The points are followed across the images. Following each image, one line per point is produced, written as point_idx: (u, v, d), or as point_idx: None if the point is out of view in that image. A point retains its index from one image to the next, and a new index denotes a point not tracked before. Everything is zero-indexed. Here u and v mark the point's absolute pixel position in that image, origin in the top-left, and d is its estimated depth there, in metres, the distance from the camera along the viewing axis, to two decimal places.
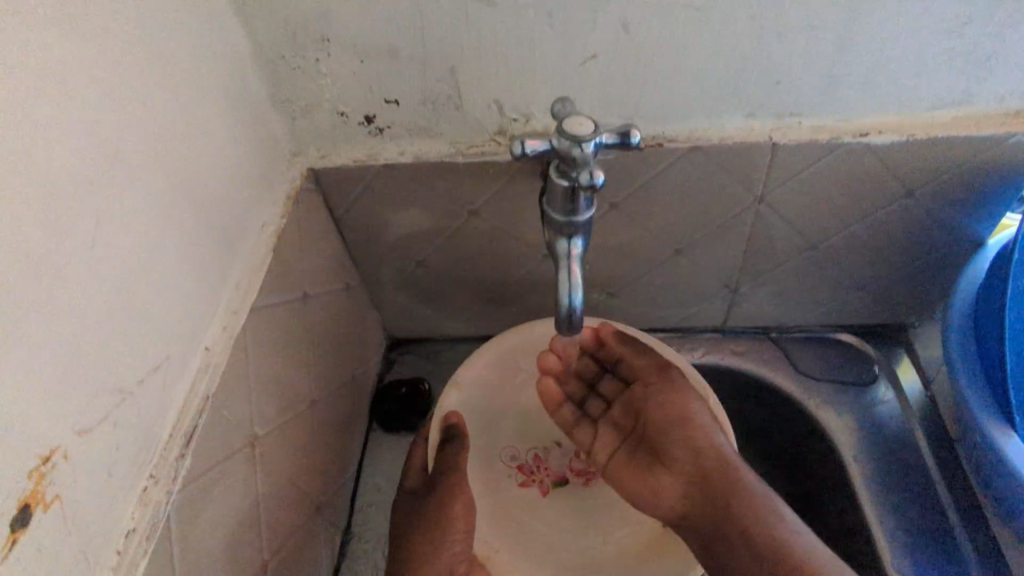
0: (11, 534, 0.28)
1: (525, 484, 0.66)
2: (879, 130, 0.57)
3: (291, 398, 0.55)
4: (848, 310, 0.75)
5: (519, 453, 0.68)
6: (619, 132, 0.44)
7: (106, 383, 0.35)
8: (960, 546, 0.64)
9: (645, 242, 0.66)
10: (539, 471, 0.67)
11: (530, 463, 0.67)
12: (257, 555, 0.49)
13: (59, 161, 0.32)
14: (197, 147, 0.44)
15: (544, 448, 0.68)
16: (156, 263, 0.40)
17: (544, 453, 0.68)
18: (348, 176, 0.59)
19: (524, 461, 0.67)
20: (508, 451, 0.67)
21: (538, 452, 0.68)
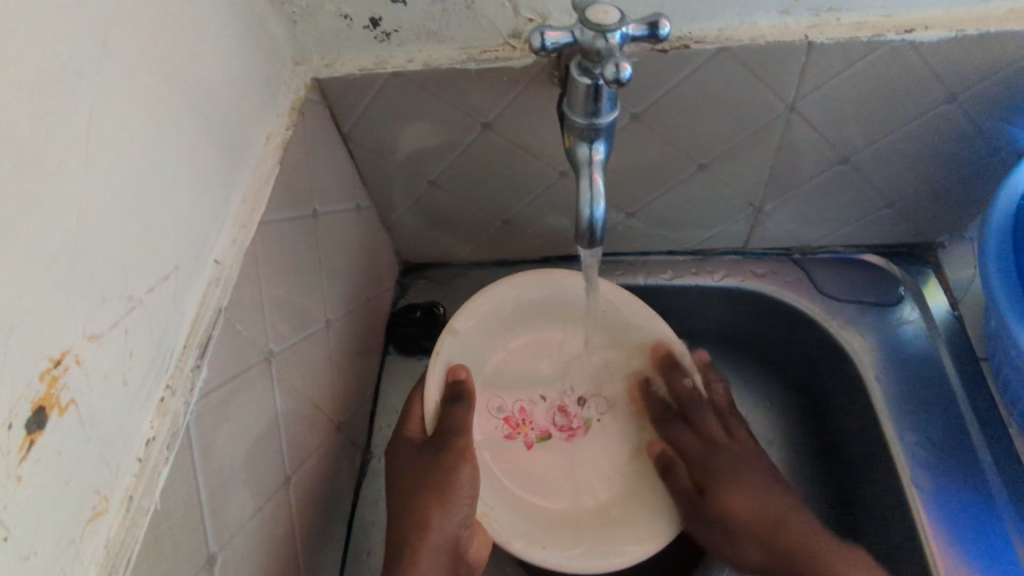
0: (28, 436, 0.28)
1: (510, 437, 0.68)
2: (925, 26, 0.52)
3: (306, 317, 0.54)
4: (876, 228, 0.72)
5: (505, 405, 0.69)
6: (648, 22, 0.41)
7: (114, 288, 0.34)
8: (980, 461, 0.64)
9: (667, 156, 0.63)
10: (524, 424, 0.69)
11: (514, 419, 0.69)
12: (279, 468, 0.49)
13: (43, 47, 0.29)
14: (194, 46, 0.41)
15: (529, 401, 0.70)
16: (157, 168, 0.38)
17: (529, 407, 0.70)
18: (355, 86, 0.56)
19: (506, 416, 0.69)
20: (495, 402, 0.69)
21: (521, 408, 0.69)
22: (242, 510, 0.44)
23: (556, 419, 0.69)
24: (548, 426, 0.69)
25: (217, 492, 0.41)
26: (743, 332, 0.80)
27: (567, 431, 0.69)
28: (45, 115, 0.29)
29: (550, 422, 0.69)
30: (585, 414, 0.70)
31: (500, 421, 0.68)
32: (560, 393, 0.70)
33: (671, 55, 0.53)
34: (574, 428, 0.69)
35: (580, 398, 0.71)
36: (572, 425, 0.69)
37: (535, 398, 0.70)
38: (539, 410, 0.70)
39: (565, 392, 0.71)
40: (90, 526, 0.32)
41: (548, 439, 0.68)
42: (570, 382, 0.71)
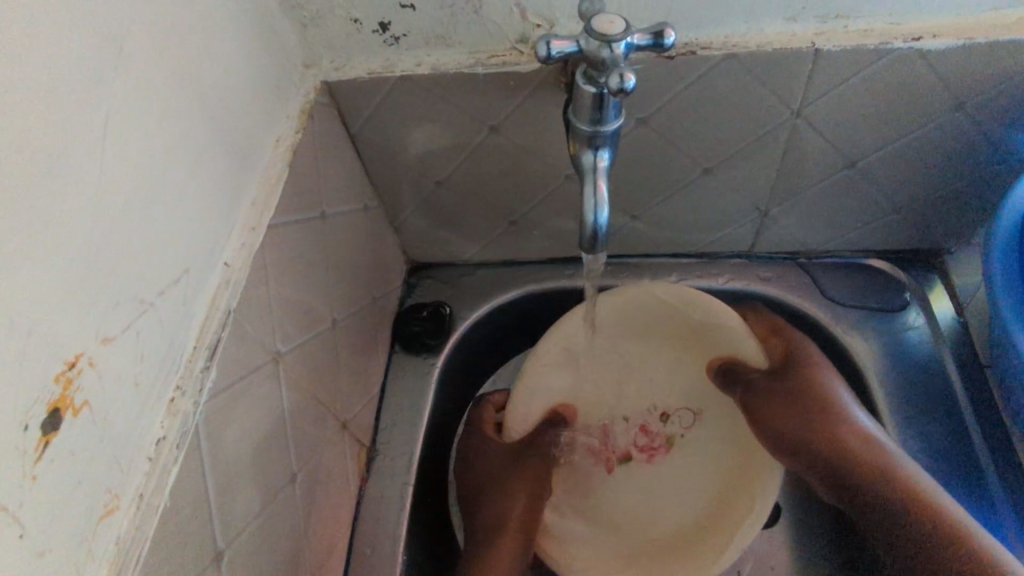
0: (42, 436, 0.29)
1: (593, 463, 0.71)
2: (933, 34, 0.52)
3: (313, 317, 0.55)
4: (883, 233, 0.72)
5: (588, 431, 0.71)
6: (652, 32, 0.41)
7: (126, 291, 0.35)
8: (979, 465, 0.65)
9: (673, 161, 0.63)
10: (606, 449, 0.71)
11: (597, 442, 0.71)
12: (285, 467, 0.50)
13: (59, 58, 0.30)
14: (207, 52, 0.42)
15: (610, 424, 0.71)
16: (169, 173, 0.38)
17: (611, 430, 0.71)
18: (364, 90, 0.57)
19: (590, 438, 0.71)
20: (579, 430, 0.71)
21: (603, 428, 0.71)
22: (249, 507, 0.45)
23: (637, 440, 0.71)
24: (630, 447, 0.71)
25: (225, 490, 0.42)
26: None
27: (648, 451, 0.71)
28: (60, 125, 0.30)
29: (631, 443, 0.71)
30: (667, 433, 0.71)
31: (585, 445, 0.71)
32: (643, 413, 0.71)
33: (677, 61, 0.53)
34: (655, 447, 0.71)
35: (663, 416, 0.71)
36: (653, 445, 0.71)
37: (616, 420, 0.71)
38: (621, 431, 0.71)
39: (645, 411, 0.71)
40: (101, 524, 0.33)
41: (631, 460, 0.71)
42: (652, 403, 0.71)
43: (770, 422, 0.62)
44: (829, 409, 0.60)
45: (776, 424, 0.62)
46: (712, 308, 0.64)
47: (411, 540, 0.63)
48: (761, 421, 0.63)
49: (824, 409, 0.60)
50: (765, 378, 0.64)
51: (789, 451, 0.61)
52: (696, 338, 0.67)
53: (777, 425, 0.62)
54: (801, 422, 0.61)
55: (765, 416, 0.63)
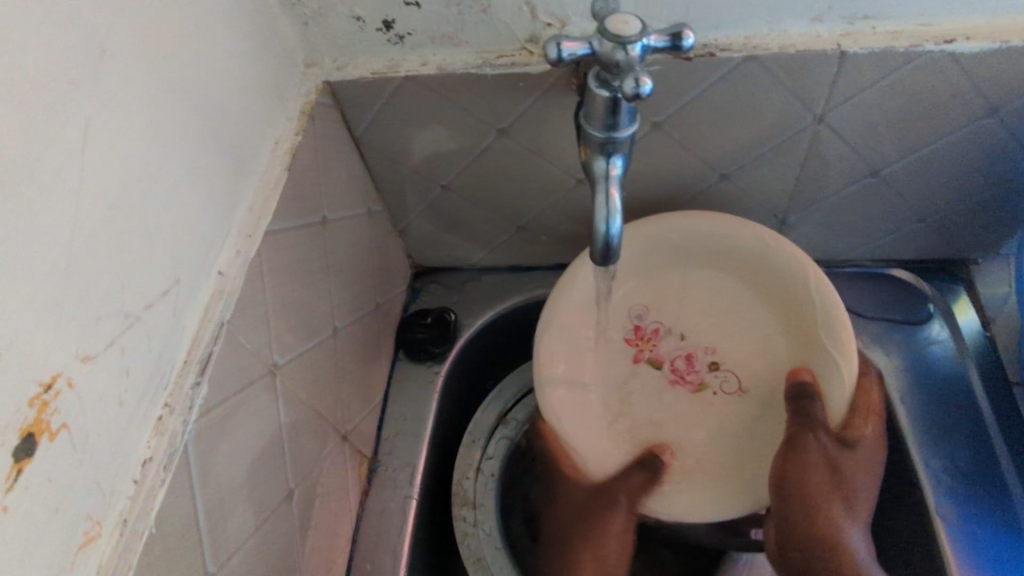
0: (14, 464, 0.27)
1: (628, 340, 0.65)
2: (966, 37, 0.50)
3: (313, 326, 0.53)
4: (906, 243, 0.69)
5: (644, 317, 0.66)
6: (670, 33, 0.39)
7: (110, 305, 0.33)
8: (1013, 497, 0.61)
9: (688, 166, 0.61)
10: (648, 342, 0.65)
11: (646, 329, 0.66)
12: (281, 484, 0.48)
13: (36, 60, 0.28)
14: (200, 50, 0.40)
15: (666, 330, 0.65)
16: (159, 179, 0.37)
17: (664, 333, 0.65)
18: (367, 90, 0.55)
19: (642, 323, 0.66)
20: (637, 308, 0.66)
21: (659, 326, 0.65)
22: (242, 526, 0.43)
23: (678, 361, 0.65)
24: (666, 359, 0.65)
25: (216, 510, 0.40)
26: None
27: (677, 377, 0.65)
28: (35, 131, 0.28)
29: (672, 359, 0.65)
30: (704, 380, 0.64)
31: (633, 324, 0.66)
32: (705, 342, 0.65)
33: (695, 63, 0.51)
34: (688, 380, 0.64)
35: (715, 362, 0.64)
36: (690, 376, 0.64)
37: (673, 330, 0.65)
38: (673, 342, 0.65)
39: (706, 342, 0.65)
40: (80, 553, 0.31)
41: (658, 369, 0.65)
42: (715, 343, 0.64)
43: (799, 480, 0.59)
44: (853, 498, 0.61)
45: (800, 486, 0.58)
46: (844, 329, 0.58)
47: (413, 554, 0.61)
48: (796, 472, 0.59)
49: (843, 495, 0.60)
50: (829, 437, 0.59)
51: (785, 499, 0.59)
52: (801, 330, 0.61)
53: (800, 484, 0.58)
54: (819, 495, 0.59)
55: (803, 475, 0.58)
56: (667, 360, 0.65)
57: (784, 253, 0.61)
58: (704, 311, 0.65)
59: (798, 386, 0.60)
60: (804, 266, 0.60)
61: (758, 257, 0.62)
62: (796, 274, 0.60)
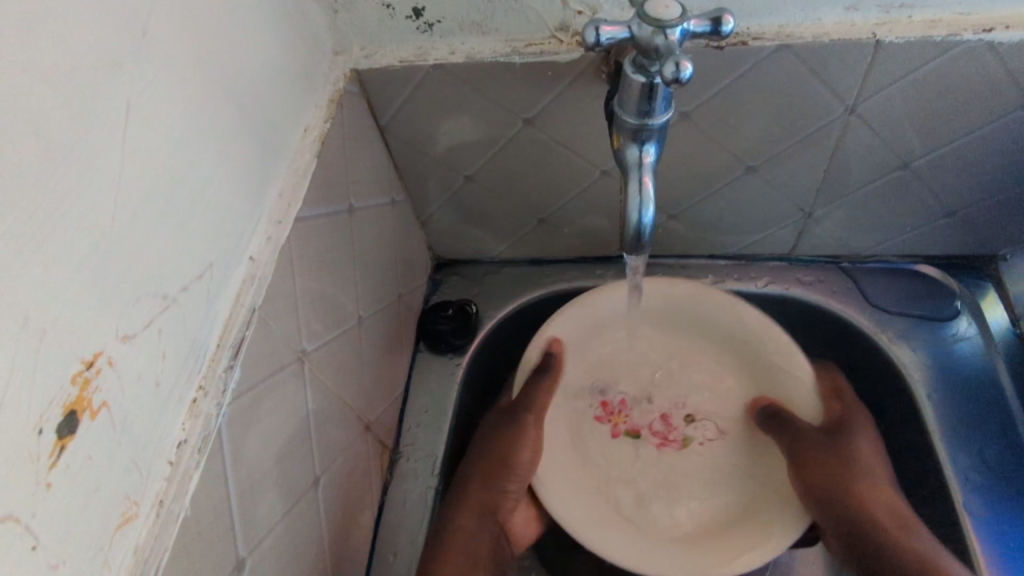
0: (57, 440, 0.27)
1: (601, 419, 0.68)
2: (1006, 26, 0.49)
3: (339, 315, 0.53)
4: (934, 238, 0.68)
5: (608, 390, 0.69)
6: (711, 17, 0.38)
7: (148, 286, 0.33)
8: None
9: (716, 157, 0.60)
10: (619, 413, 0.69)
11: (615, 403, 0.69)
12: (309, 471, 0.48)
13: (81, 36, 0.28)
14: (235, 35, 0.40)
15: (633, 396, 0.69)
16: (195, 162, 0.37)
17: (632, 401, 0.69)
18: (395, 79, 0.54)
19: (608, 400, 0.69)
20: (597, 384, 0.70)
21: (626, 398, 0.69)
22: (272, 513, 0.43)
23: (653, 424, 0.69)
24: (642, 426, 0.68)
25: (247, 496, 0.40)
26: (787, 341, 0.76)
27: (661, 439, 0.68)
28: (81, 108, 0.28)
29: (647, 424, 0.69)
30: (687, 434, 0.68)
31: (602, 402, 0.69)
32: (671, 402, 0.69)
33: (727, 52, 0.50)
34: (671, 439, 0.68)
35: (692, 416, 0.68)
36: (668, 434, 0.68)
37: (639, 395, 0.69)
38: (643, 409, 0.69)
39: (676, 400, 0.69)
40: (118, 533, 0.31)
41: (639, 437, 0.68)
42: (686, 397, 0.69)
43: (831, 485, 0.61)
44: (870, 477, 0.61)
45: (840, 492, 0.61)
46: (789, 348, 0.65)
47: (434, 544, 0.61)
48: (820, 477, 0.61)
49: (863, 481, 0.61)
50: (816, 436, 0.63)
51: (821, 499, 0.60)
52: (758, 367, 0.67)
53: (818, 478, 0.61)
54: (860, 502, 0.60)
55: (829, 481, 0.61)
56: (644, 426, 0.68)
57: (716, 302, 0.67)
58: (660, 366, 0.70)
59: (765, 410, 0.66)
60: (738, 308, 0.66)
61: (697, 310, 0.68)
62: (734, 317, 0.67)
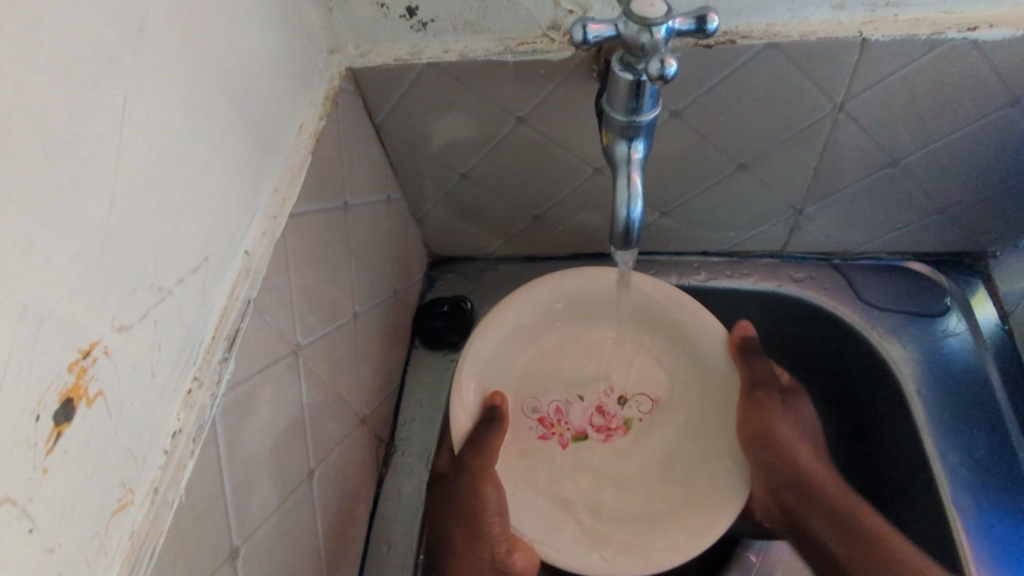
0: (55, 427, 0.28)
1: (544, 437, 0.65)
2: (990, 24, 0.49)
3: (335, 310, 0.54)
4: (923, 236, 0.69)
5: (541, 404, 0.67)
6: (695, 16, 0.39)
7: (144, 279, 0.33)
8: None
9: (706, 154, 0.61)
10: (560, 424, 0.66)
11: (551, 416, 0.66)
12: (304, 463, 0.49)
13: (77, 33, 0.29)
14: (230, 33, 0.41)
15: (565, 400, 0.67)
16: (190, 158, 0.37)
17: (566, 406, 0.67)
18: (389, 77, 0.55)
19: (543, 413, 0.66)
20: (531, 401, 0.67)
21: (560, 404, 0.67)
22: (264, 504, 0.43)
23: (593, 419, 0.67)
24: (585, 426, 0.67)
25: (241, 485, 0.41)
26: (781, 338, 0.77)
27: (604, 432, 0.66)
28: (78, 106, 0.29)
29: (586, 423, 0.67)
30: (625, 416, 0.67)
31: (537, 418, 0.66)
32: (600, 393, 0.68)
33: (716, 51, 0.51)
34: (613, 428, 0.66)
35: (623, 398, 0.68)
36: (610, 424, 0.67)
37: (571, 397, 0.67)
38: (577, 409, 0.67)
39: (603, 390, 0.68)
40: (114, 518, 0.32)
41: (585, 440, 0.66)
42: (611, 382, 0.68)
43: (853, 504, 0.61)
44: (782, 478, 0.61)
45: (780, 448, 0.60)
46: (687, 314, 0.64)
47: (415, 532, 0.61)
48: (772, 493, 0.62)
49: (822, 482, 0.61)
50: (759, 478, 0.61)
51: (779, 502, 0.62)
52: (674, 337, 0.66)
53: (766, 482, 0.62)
54: (833, 486, 0.62)
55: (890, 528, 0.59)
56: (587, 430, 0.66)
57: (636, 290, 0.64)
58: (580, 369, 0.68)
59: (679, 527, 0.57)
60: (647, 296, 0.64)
61: (573, 300, 0.65)
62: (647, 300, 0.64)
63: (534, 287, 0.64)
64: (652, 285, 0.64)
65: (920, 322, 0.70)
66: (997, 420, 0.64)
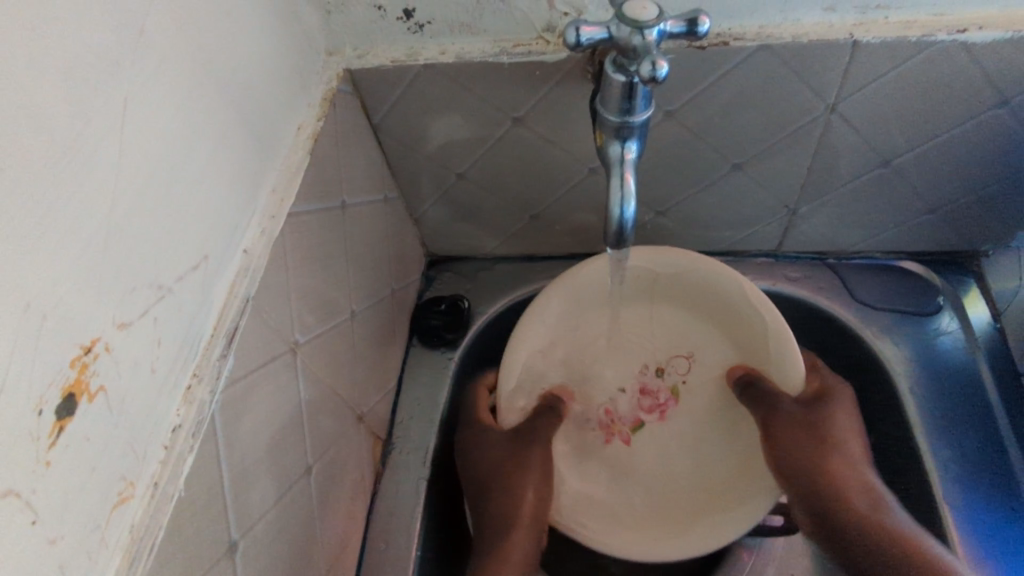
0: (57, 421, 0.28)
1: (609, 441, 0.68)
2: (979, 26, 0.50)
3: (333, 309, 0.55)
4: (916, 235, 0.70)
5: (590, 411, 0.69)
6: (686, 19, 0.40)
7: (144, 277, 0.34)
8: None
9: (700, 153, 0.61)
10: (614, 423, 0.69)
11: (605, 418, 0.69)
12: (302, 460, 0.49)
13: (79, 36, 0.30)
14: (230, 34, 0.41)
15: (610, 398, 0.69)
16: (189, 158, 0.38)
17: (613, 404, 0.69)
18: (387, 78, 0.56)
19: (598, 415, 0.69)
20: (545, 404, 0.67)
21: (609, 405, 0.69)
22: (262, 500, 0.44)
23: (641, 403, 0.69)
24: (637, 413, 0.69)
25: (240, 480, 0.41)
26: None
27: (656, 412, 0.68)
28: (79, 107, 0.30)
29: (637, 409, 0.69)
30: (669, 386, 0.69)
31: (595, 423, 0.69)
32: (636, 375, 0.69)
33: (708, 52, 0.52)
34: (663, 404, 0.68)
35: (659, 366, 0.69)
36: (659, 402, 0.68)
37: (615, 392, 0.69)
38: (624, 401, 0.69)
39: (637, 374, 0.69)
40: (115, 511, 0.32)
41: (643, 426, 0.68)
42: (641, 361, 0.69)
43: (886, 525, 0.57)
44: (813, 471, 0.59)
45: (790, 472, 0.60)
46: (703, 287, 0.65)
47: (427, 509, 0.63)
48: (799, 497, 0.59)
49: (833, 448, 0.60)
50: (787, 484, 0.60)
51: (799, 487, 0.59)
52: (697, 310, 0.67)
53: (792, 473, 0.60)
54: (865, 492, 0.59)
55: (927, 537, 0.57)
56: (642, 412, 0.68)
57: (656, 263, 0.65)
58: (611, 362, 0.69)
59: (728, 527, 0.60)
60: (668, 270, 0.65)
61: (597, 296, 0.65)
62: (666, 275, 0.65)
63: (550, 299, 0.64)
64: (655, 258, 0.65)
65: (911, 322, 0.70)
66: (986, 417, 0.64)
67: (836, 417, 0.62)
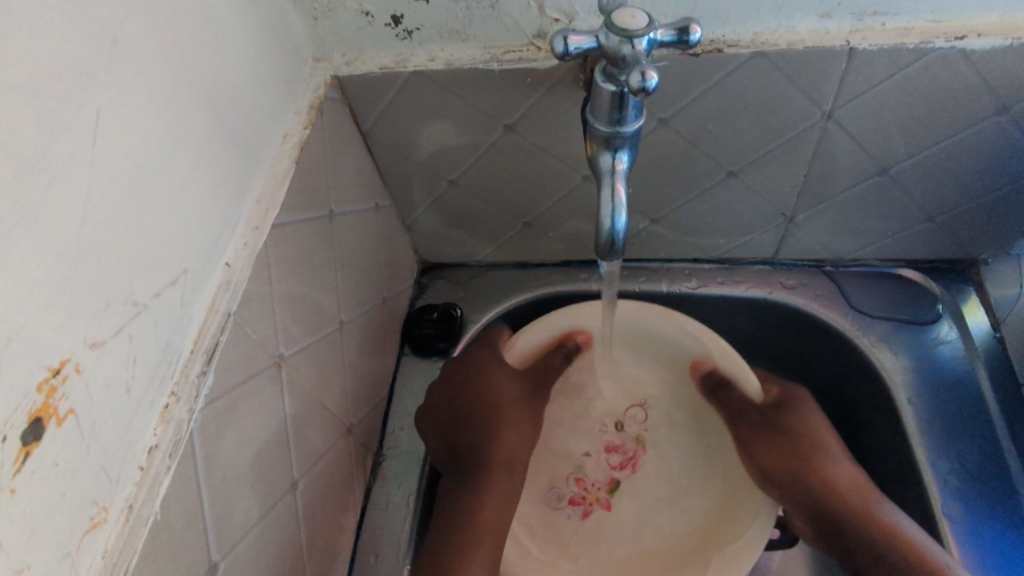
0: (22, 447, 0.27)
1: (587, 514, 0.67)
2: (979, 33, 0.49)
3: (320, 320, 0.54)
4: (914, 243, 0.69)
5: (560, 489, 0.68)
6: (677, 27, 0.39)
7: (119, 293, 0.33)
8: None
9: (693, 161, 0.60)
10: (588, 493, 0.68)
11: (576, 493, 0.68)
12: (287, 474, 0.48)
13: (47, 49, 0.29)
14: (211, 43, 0.41)
15: (576, 467, 0.69)
16: (167, 171, 0.37)
17: (580, 473, 0.69)
18: (376, 85, 0.55)
19: (568, 493, 0.68)
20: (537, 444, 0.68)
21: (575, 475, 0.69)
22: (245, 518, 0.43)
23: (610, 462, 0.69)
24: (609, 476, 0.68)
25: (221, 499, 0.40)
26: (772, 346, 0.77)
27: (626, 465, 0.69)
28: (47, 121, 0.29)
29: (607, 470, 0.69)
30: (632, 437, 0.70)
31: (568, 501, 0.67)
32: (597, 439, 0.70)
33: (702, 59, 0.51)
34: (630, 457, 0.69)
35: (618, 424, 0.70)
36: (626, 455, 0.69)
37: (579, 459, 0.69)
38: (592, 467, 0.69)
39: (597, 438, 0.70)
40: (87, 536, 0.31)
41: (619, 486, 0.68)
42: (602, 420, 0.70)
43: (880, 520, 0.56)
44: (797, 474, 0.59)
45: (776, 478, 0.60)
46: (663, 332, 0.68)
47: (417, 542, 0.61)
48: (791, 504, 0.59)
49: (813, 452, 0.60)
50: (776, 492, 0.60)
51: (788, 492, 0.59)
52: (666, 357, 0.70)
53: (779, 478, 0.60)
54: (850, 486, 0.58)
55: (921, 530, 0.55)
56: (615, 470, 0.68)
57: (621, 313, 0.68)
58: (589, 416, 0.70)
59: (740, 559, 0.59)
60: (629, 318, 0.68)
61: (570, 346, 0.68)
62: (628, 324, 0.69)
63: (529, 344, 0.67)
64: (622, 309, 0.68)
65: (909, 331, 0.69)
66: (985, 426, 0.63)
67: (808, 418, 0.62)
